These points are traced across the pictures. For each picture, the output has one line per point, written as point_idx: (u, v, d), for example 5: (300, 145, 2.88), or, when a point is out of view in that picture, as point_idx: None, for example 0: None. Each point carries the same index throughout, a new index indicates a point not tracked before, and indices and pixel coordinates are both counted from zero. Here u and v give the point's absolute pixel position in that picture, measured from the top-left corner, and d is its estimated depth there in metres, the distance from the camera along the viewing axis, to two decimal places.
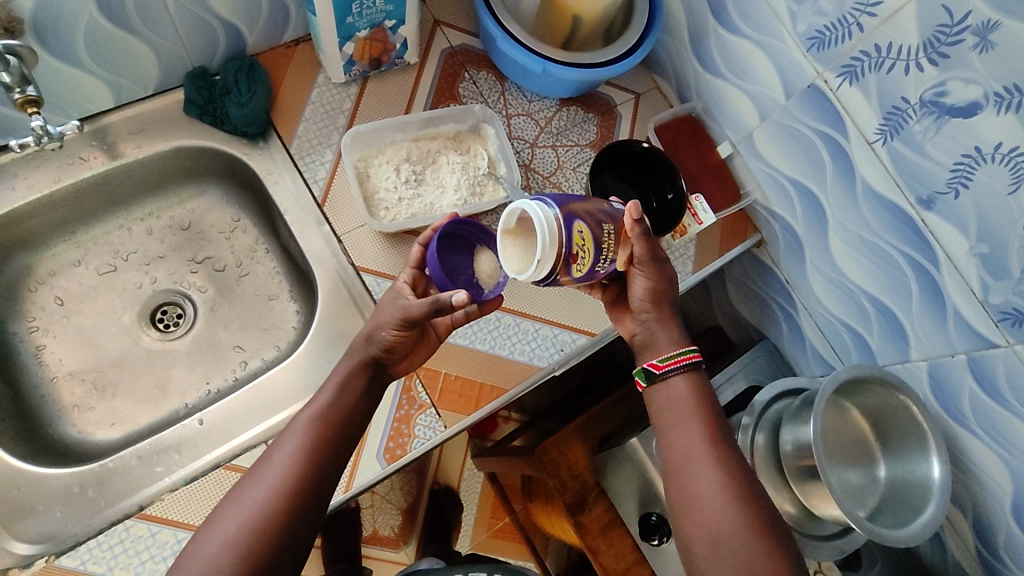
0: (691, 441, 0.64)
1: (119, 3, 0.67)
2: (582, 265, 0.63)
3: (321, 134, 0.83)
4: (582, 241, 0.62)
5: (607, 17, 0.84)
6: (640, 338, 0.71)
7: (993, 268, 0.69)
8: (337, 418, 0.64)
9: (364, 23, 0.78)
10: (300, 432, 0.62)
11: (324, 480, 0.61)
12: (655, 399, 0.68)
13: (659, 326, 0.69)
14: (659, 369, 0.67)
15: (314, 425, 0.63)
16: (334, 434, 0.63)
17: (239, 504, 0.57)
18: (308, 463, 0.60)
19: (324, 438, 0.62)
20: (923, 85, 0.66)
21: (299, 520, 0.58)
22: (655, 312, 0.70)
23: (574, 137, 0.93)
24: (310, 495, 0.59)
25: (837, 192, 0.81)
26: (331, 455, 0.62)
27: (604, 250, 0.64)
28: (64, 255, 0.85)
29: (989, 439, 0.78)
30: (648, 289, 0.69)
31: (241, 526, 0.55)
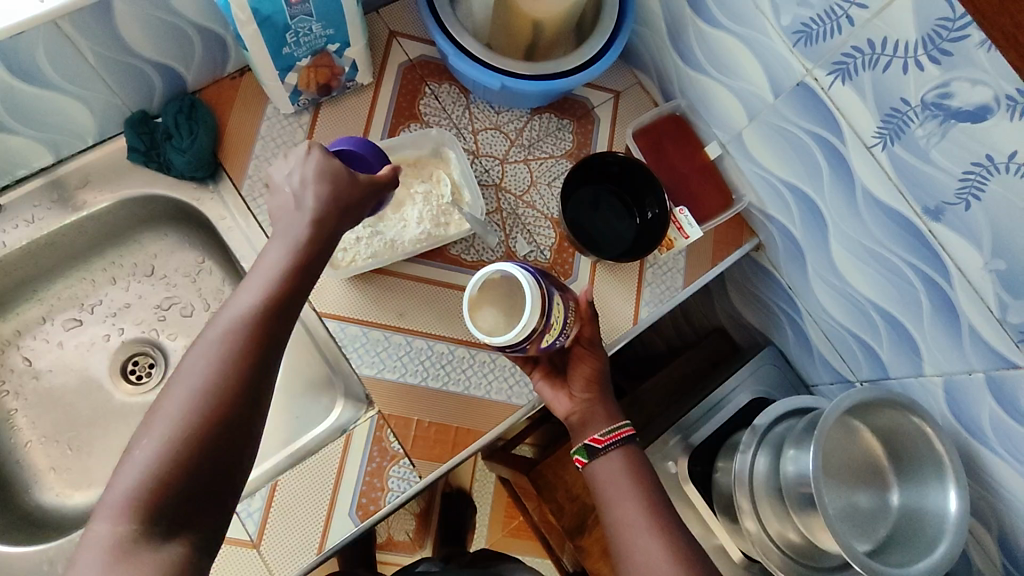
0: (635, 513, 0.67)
1: (31, 63, 0.62)
2: (551, 336, 0.64)
3: (274, 171, 0.78)
4: (557, 314, 0.65)
5: (571, 17, 0.76)
6: (575, 419, 0.72)
7: (1010, 286, 0.61)
8: (271, 313, 0.52)
9: (303, 51, 0.72)
10: (223, 334, 0.51)
11: (260, 390, 0.51)
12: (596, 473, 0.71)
13: (599, 407, 0.72)
14: (600, 444, 0.70)
15: (243, 328, 0.51)
16: (269, 333, 0.52)
17: (155, 430, 0.48)
18: (236, 374, 0.50)
19: (254, 342, 0.51)
20: (924, 85, 0.58)
21: (230, 442, 0.49)
22: (591, 395, 0.72)
23: (548, 149, 0.86)
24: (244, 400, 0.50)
25: (835, 196, 0.73)
26: (266, 359, 0.52)
27: (567, 323, 0.67)
28: (29, 313, 0.83)
29: (1012, 460, 0.72)
30: (589, 373, 0.72)
31: (156, 459, 0.47)
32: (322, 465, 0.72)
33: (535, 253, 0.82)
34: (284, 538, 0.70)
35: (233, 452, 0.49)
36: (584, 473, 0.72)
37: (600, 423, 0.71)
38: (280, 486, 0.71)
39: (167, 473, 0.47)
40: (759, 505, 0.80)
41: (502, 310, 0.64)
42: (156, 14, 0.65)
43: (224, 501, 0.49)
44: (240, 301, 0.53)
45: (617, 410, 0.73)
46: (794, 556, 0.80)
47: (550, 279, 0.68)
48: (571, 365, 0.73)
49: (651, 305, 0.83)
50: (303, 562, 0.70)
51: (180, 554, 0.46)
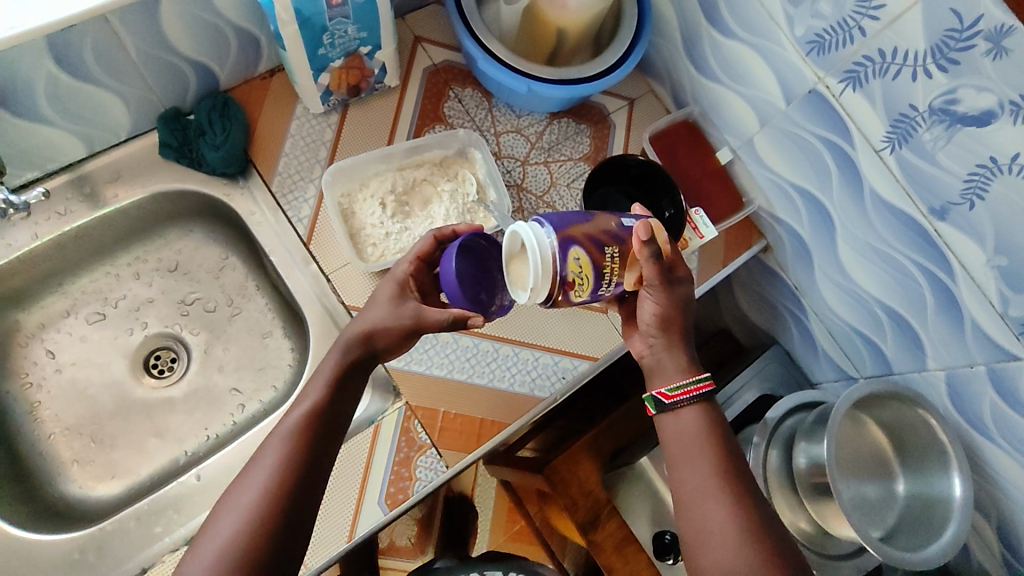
0: (703, 475, 0.61)
1: (78, 58, 0.64)
2: (579, 292, 0.63)
3: (304, 168, 0.80)
4: (578, 268, 0.62)
5: (593, 26, 0.80)
6: (648, 361, 0.69)
7: (1013, 282, 0.65)
8: (316, 421, 0.58)
9: (337, 52, 0.74)
10: (276, 446, 0.56)
11: (313, 489, 0.56)
12: (665, 429, 0.66)
13: (666, 357, 0.67)
14: (667, 399, 0.65)
15: (292, 437, 0.57)
16: (320, 438, 0.58)
17: (221, 529, 0.52)
18: (288, 475, 0.55)
19: (309, 444, 0.57)
20: (932, 92, 0.62)
21: (288, 531, 0.53)
22: (663, 337, 0.68)
23: (567, 152, 0.89)
24: (297, 497, 0.54)
25: (844, 199, 0.77)
26: (319, 460, 0.57)
27: (603, 276, 0.63)
28: (53, 307, 0.83)
29: (1011, 449, 0.76)
30: (654, 314, 0.67)
31: (223, 548, 0.50)
32: (351, 455, 0.73)
33: None
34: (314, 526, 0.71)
35: (290, 540, 0.53)
36: (655, 425, 0.67)
37: (671, 374, 0.66)
38: None
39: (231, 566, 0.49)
40: (771, 495, 0.83)
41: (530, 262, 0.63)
42: (199, 14, 0.67)
43: None
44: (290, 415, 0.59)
45: (694, 360, 0.67)
46: (805, 544, 0.82)
47: (579, 224, 0.62)
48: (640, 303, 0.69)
49: None
50: (333, 550, 0.71)
51: None
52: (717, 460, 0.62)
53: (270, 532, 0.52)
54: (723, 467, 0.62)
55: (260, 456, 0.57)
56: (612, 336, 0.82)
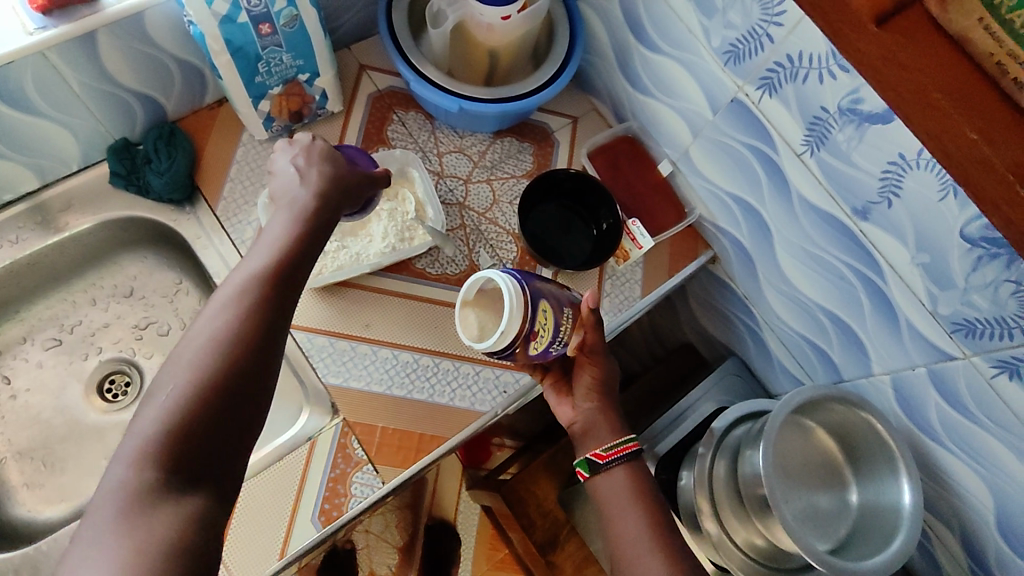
0: (635, 526, 0.68)
1: (19, 91, 0.67)
2: (538, 343, 0.68)
3: (248, 193, 0.83)
4: (544, 319, 0.67)
5: (524, 45, 0.82)
6: (580, 428, 0.75)
7: (937, 278, 0.64)
8: (277, 268, 0.55)
9: (274, 80, 0.77)
10: (229, 293, 0.52)
11: (275, 346, 0.51)
12: (599, 488, 0.72)
13: (602, 419, 0.74)
14: (603, 459, 0.72)
15: (248, 284, 0.53)
16: (286, 284, 0.54)
17: (171, 375, 0.48)
18: (248, 321, 0.51)
19: (270, 292, 0.53)
20: (838, 93, 0.63)
21: (248, 383, 0.49)
22: (596, 403, 0.75)
23: (509, 169, 0.91)
24: (259, 345, 0.50)
25: (775, 204, 0.78)
26: (280, 312, 0.53)
27: (560, 333, 0.71)
28: (10, 333, 0.86)
29: (963, 454, 0.74)
30: (592, 379, 0.75)
31: (177, 396, 0.46)
32: (285, 471, 0.74)
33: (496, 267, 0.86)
34: (249, 543, 0.71)
35: (250, 390, 0.49)
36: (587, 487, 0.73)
37: (604, 436, 0.73)
38: (243, 491, 0.72)
39: (185, 415, 0.46)
40: (719, 508, 0.81)
41: (490, 314, 0.68)
42: (137, 46, 0.71)
43: (241, 444, 0.48)
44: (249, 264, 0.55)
45: (621, 424, 0.74)
46: (758, 559, 0.80)
47: (541, 286, 0.70)
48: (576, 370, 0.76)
49: (610, 314, 0.87)
50: (266, 568, 0.71)
51: (197, 506, 0.44)
52: (648, 512, 0.69)
53: (228, 380, 0.48)
54: (652, 515, 0.69)
55: (203, 313, 0.52)
56: None
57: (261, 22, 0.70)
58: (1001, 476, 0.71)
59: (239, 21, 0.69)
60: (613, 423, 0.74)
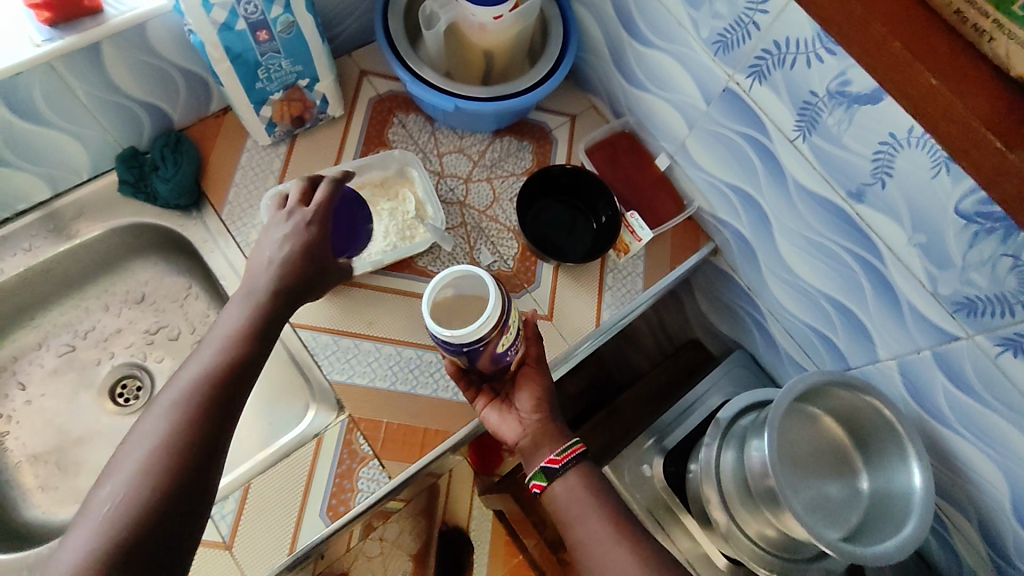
0: (602, 530, 0.68)
1: (28, 100, 0.69)
2: (505, 340, 0.67)
3: (252, 197, 0.85)
4: (513, 319, 0.69)
5: (517, 45, 0.84)
6: (524, 444, 0.72)
7: (935, 257, 0.64)
8: (254, 327, 0.61)
9: (274, 86, 0.80)
10: (209, 351, 0.58)
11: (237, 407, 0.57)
12: (556, 498, 0.71)
13: (549, 428, 0.72)
14: (557, 464, 0.70)
15: (225, 344, 0.59)
16: (258, 342, 0.60)
17: (149, 426, 0.53)
18: (221, 378, 0.56)
19: (244, 351, 0.59)
20: (826, 77, 0.63)
21: (214, 441, 0.54)
22: (538, 416, 0.73)
23: (509, 168, 0.92)
24: (227, 405, 0.56)
25: (772, 191, 0.78)
26: (251, 371, 0.59)
27: (517, 339, 0.71)
28: (25, 340, 0.88)
29: (974, 438, 0.73)
30: (536, 391, 0.74)
31: (153, 450, 0.52)
32: (294, 467, 0.74)
33: (497, 263, 0.87)
34: (258, 539, 0.71)
35: (215, 451, 0.54)
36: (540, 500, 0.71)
37: (554, 443, 0.71)
38: (252, 488, 0.73)
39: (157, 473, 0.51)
40: (728, 499, 0.81)
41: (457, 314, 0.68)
42: (141, 56, 0.73)
43: (197, 506, 0.52)
44: (230, 317, 0.61)
45: (565, 428, 0.73)
46: (769, 549, 0.79)
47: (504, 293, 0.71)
48: (517, 386, 0.75)
49: (613, 307, 0.87)
50: (276, 563, 0.71)
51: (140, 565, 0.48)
52: (609, 514, 0.69)
53: (197, 440, 0.53)
54: (614, 516, 0.68)
55: (146, 419, 0.54)
56: (555, 343, 0.84)
57: (259, 28, 0.72)
58: (1014, 460, 0.69)
59: (237, 28, 0.70)
60: (559, 429, 0.73)
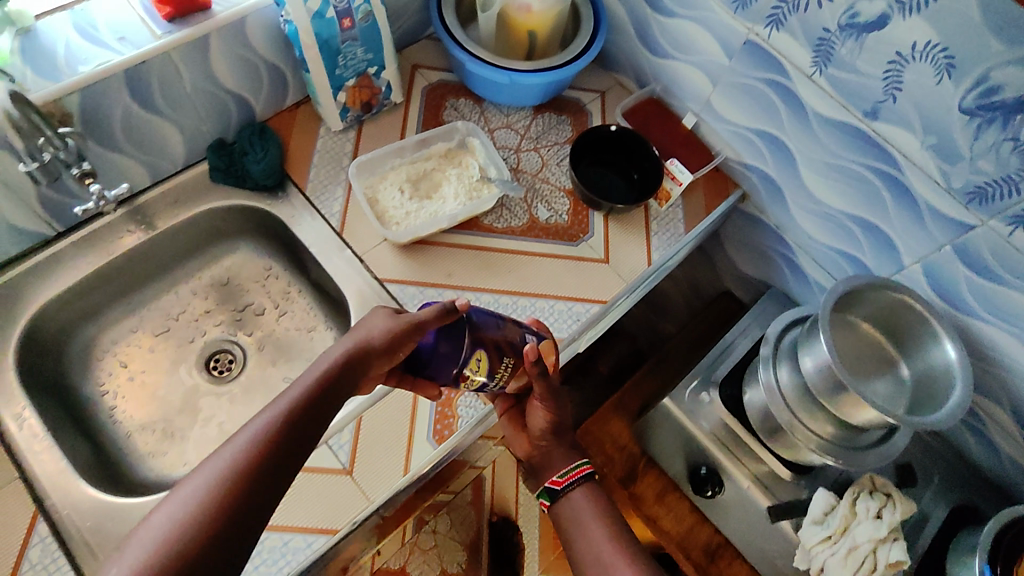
0: (597, 536, 0.77)
1: (147, 90, 0.79)
2: (474, 380, 0.71)
3: (331, 175, 0.94)
4: (477, 363, 0.70)
5: (557, 25, 0.96)
6: (539, 459, 0.86)
7: (946, 155, 0.75)
8: (306, 405, 0.62)
9: (350, 72, 0.90)
10: (262, 423, 0.59)
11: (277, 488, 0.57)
12: (562, 510, 0.82)
13: (557, 451, 0.85)
14: (559, 485, 0.82)
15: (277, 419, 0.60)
16: (305, 425, 0.62)
17: (183, 494, 0.53)
18: (268, 454, 0.57)
19: (291, 432, 0.60)
20: (838, 12, 0.75)
21: (246, 513, 0.54)
22: (549, 441, 0.85)
23: (553, 138, 1.03)
24: (265, 480, 0.56)
25: (795, 127, 0.89)
26: (296, 452, 0.60)
27: (496, 377, 0.73)
28: (123, 323, 0.95)
29: (998, 321, 0.83)
30: (545, 417, 0.83)
31: (184, 515, 0.51)
32: (399, 401, 0.83)
33: (554, 217, 0.96)
34: (375, 465, 0.79)
35: (243, 527, 0.53)
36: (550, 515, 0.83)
37: (560, 464, 0.84)
38: (364, 421, 0.81)
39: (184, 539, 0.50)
40: (790, 406, 0.88)
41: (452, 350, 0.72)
42: (239, 50, 0.84)
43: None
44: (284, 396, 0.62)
45: (573, 451, 0.85)
46: (836, 441, 0.87)
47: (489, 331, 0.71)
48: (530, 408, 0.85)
49: (662, 248, 0.97)
50: (393, 484, 0.79)
51: None
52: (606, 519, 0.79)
53: (229, 511, 0.53)
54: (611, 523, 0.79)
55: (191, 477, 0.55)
56: (617, 280, 0.93)
57: (344, 17, 0.83)
58: None
59: (326, 16, 0.82)
60: (568, 452, 0.85)
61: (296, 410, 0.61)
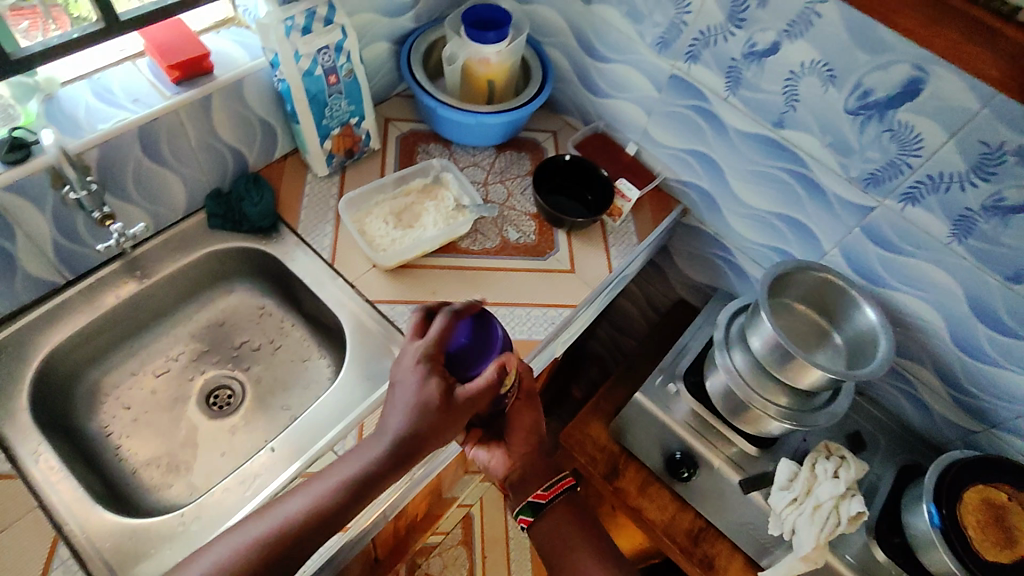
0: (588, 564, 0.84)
1: (157, 143, 0.89)
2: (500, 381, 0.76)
3: (320, 214, 1.05)
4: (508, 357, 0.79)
5: (512, 74, 1.11)
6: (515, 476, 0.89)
7: (842, 150, 0.92)
8: (315, 520, 0.67)
9: (335, 123, 1.02)
10: (274, 517, 0.67)
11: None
12: (543, 526, 0.89)
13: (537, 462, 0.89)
14: (544, 498, 0.88)
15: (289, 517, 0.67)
16: (316, 529, 0.67)
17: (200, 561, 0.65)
18: (269, 551, 0.65)
19: (298, 533, 0.67)
20: (740, 44, 0.93)
21: None
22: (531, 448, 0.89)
23: (515, 171, 1.16)
24: (258, 572, 0.64)
25: (720, 143, 1.05)
26: (297, 549, 0.67)
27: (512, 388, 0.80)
28: (125, 367, 1.00)
29: (909, 288, 0.97)
30: (530, 423, 0.88)
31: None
32: None
33: (523, 236, 1.08)
34: None
35: None
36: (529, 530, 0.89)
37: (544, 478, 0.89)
38: (364, 426, 0.88)
39: None
40: (747, 382, 0.99)
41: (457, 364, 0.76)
42: (237, 107, 0.95)
43: None
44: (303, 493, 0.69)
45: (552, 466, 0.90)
46: (791, 407, 0.98)
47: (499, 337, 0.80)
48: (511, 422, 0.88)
49: (620, 257, 1.09)
50: (396, 480, 0.85)
51: None
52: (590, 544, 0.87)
53: None
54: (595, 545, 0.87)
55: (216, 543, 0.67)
56: (583, 286, 1.04)
57: (330, 74, 0.96)
58: (939, 293, 0.94)
59: (315, 74, 0.94)
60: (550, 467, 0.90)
61: (302, 517, 0.67)
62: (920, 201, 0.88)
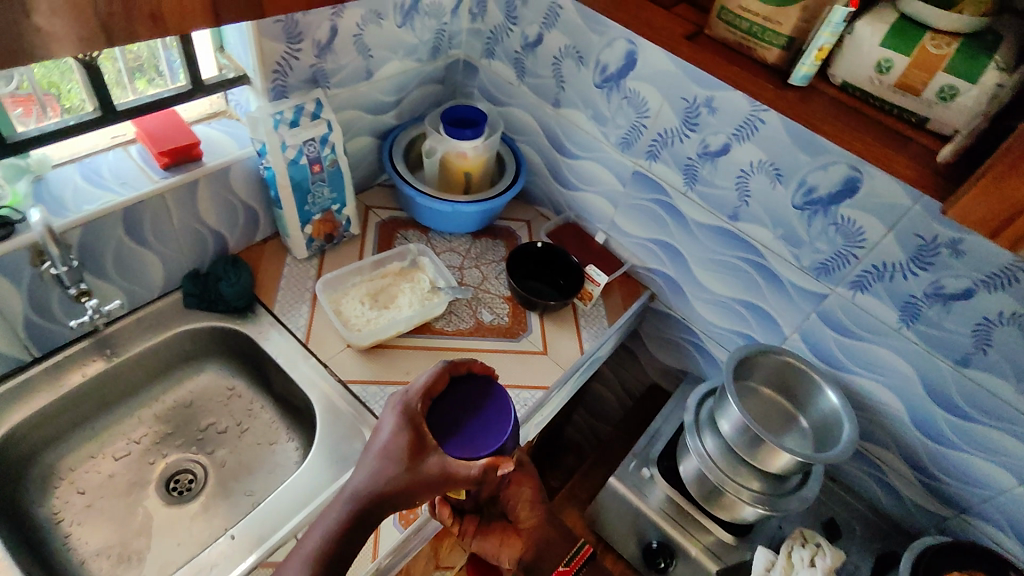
0: None
1: (140, 225, 0.92)
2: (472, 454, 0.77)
3: (297, 295, 1.07)
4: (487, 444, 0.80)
5: (487, 167, 1.19)
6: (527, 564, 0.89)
7: (793, 241, 0.98)
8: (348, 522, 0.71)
9: (317, 209, 1.07)
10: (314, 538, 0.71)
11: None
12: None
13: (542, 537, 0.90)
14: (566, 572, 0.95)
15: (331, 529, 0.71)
16: (351, 530, 0.71)
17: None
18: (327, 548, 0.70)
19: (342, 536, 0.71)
20: (694, 145, 1.01)
21: None
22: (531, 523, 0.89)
23: (491, 257, 1.21)
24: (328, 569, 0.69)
25: (681, 233, 1.12)
26: (345, 552, 0.70)
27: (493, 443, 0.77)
28: (83, 450, 0.97)
29: (866, 371, 1.01)
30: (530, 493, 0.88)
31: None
32: None
33: (496, 318, 1.11)
34: None
35: None
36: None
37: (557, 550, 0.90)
38: None
39: None
40: (719, 466, 0.99)
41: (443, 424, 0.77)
42: (222, 192, 1.00)
43: None
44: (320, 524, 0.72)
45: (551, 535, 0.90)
46: (764, 491, 0.98)
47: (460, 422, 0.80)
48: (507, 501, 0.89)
49: (591, 339, 1.12)
50: (360, 570, 0.81)
51: None
52: None
53: None
54: None
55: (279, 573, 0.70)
56: (555, 368, 1.06)
57: (314, 163, 1.02)
58: (895, 376, 0.98)
59: (300, 163, 1.00)
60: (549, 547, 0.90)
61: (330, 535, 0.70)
62: (868, 288, 0.94)
